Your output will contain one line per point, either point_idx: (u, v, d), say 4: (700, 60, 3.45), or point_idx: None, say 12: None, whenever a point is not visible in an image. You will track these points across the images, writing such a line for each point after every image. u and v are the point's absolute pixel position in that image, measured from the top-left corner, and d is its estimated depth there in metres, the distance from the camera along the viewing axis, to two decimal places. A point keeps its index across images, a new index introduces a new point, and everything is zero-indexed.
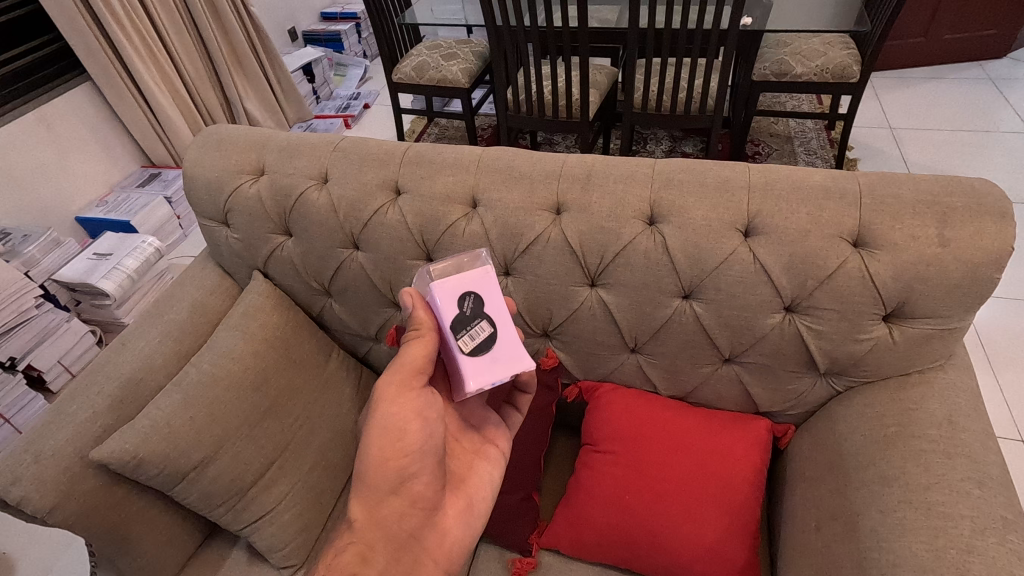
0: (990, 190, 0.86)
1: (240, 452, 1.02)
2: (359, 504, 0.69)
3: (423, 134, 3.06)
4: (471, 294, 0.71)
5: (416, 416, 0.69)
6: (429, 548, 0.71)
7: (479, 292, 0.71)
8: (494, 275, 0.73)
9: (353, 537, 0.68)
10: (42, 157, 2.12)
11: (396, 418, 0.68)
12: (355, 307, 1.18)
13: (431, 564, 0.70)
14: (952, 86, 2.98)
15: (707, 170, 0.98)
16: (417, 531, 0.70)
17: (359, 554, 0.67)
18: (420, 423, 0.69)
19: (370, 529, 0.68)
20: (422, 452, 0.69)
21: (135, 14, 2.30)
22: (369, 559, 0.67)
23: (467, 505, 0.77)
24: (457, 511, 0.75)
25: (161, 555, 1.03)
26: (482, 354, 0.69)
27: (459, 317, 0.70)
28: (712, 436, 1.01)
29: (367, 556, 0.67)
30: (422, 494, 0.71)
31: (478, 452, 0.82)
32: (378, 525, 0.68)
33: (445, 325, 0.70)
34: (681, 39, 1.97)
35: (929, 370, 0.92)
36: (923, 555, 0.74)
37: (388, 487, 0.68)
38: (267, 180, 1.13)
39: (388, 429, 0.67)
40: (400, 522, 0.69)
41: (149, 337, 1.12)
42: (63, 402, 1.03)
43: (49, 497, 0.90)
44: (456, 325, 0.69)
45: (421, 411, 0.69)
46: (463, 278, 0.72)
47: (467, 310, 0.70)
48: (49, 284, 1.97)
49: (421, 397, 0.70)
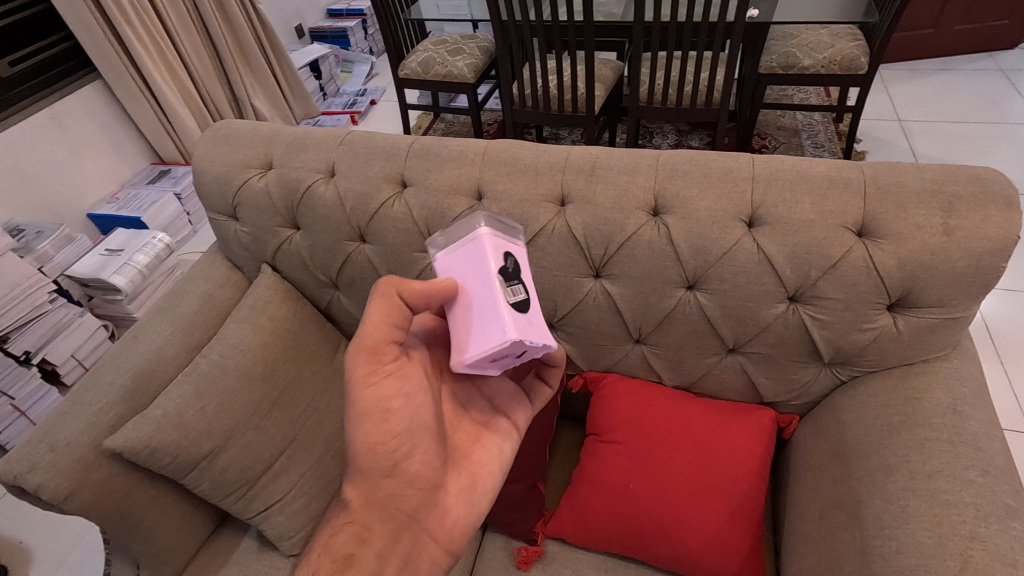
0: (996, 179, 0.86)
1: (249, 441, 1.03)
2: (355, 489, 0.72)
3: (430, 130, 3.07)
4: (514, 256, 0.70)
5: (395, 395, 0.68)
6: (429, 528, 0.72)
7: (519, 258, 0.71)
8: (527, 252, 0.74)
9: (350, 517, 0.71)
10: (54, 154, 2.15)
11: (374, 398, 0.67)
12: (362, 300, 1.20)
13: (432, 544, 0.72)
14: (963, 77, 2.95)
15: (711, 161, 0.98)
16: (414, 512, 0.72)
17: (357, 534, 0.70)
18: (401, 402, 0.68)
19: (367, 509, 0.71)
20: (406, 432, 0.69)
21: (144, 12, 2.32)
22: (367, 540, 0.70)
23: (472, 483, 0.76)
24: (459, 489, 0.75)
25: (173, 542, 1.05)
26: (520, 312, 0.65)
27: (503, 271, 0.67)
28: (716, 425, 1.02)
29: (364, 537, 0.70)
30: (416, 475, 0.71)
31: (487, 425, 0.81)
32: (374, 506, 0.71)
33: (491, 271, 0.67)
34: (686, 32, 1.95)
35: (934, 359, 0.92)
36: (926, 542, 0.74)
37: (379, 471, 0.70)
38: (275, 174, 1.14)
39: (368, 411, 0.67)
40: (396, 504, 0.71)
41: (160, 328, 1.14)
42: (77, 393, 1.05)
43: (65, 485, 0.92)
44: (504, 275, 0.67)
45: (398, 390, 0.68)
46: (505, 241, 0.71)
47: (510, 267, 0.68)
48: (62, 280, 2.00)
49: (393, 372, 0.68)
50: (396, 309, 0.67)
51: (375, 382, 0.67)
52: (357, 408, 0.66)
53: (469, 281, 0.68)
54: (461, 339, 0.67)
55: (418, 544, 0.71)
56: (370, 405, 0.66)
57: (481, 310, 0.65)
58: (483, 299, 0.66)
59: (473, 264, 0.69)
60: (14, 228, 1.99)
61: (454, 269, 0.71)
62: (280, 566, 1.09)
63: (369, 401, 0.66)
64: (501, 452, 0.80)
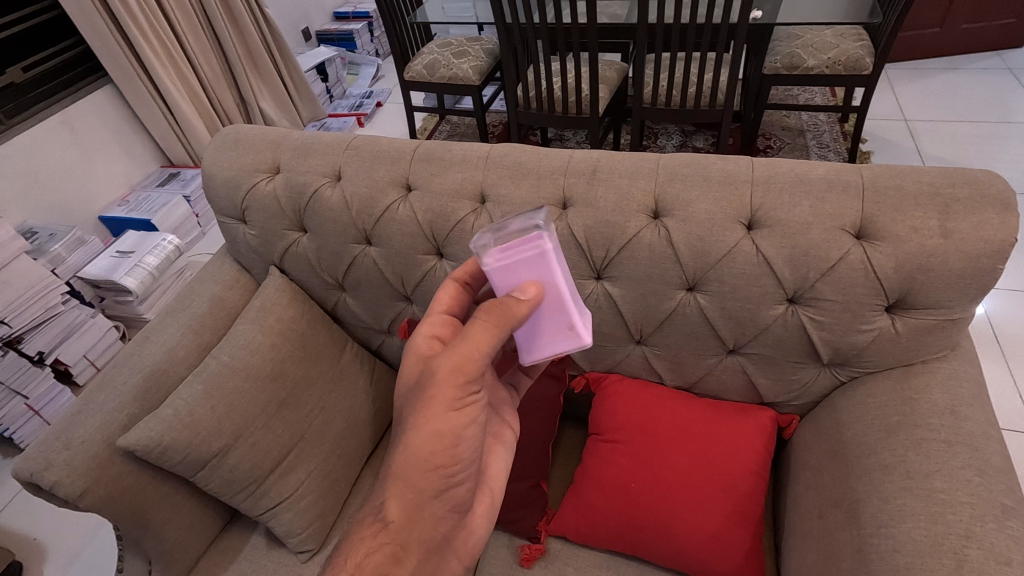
0: (993, 181, 0.87)
1: (258, 440, 1.06)
2: (395, 503, 0.67)
3: (435, 131, 3.10)
4: None
5: (470, 423, 0.68)
6: (456, 547, 0.72)
7: None
8: None
9: (387, 536, 0.66)
10: (67, 158, 2.19)
11: (451, 424, 0.67)
12: (368, 301, 1.22)
13: (455, 561, 0.71)
14: (970, 76, 2.94)
15: (711, 164, 0.99)
16: (447, 533, 0.70)
17: (392, 554, 0.65)
18: (472, 430, 0.69)
19: (405, 529, 0.66)
20: (466, 458, 0.69)
21: (154, 17, 2.36)
22: (401, 560, 0.65)
23: (492, 501, 0.78)
24: (483, 508, 0.76)
25: (184, 538, 1.08)
26: None
27: None
28: (718, 427, 1.03)
29: (399, 556, 0.65)
30: (460, 496, 0.71)
31: (498, 436, 0.83)
32: (414, 525, 0.67)
33: None
34: (690, 33, 1.96)
35: (932, 360, 0.93)
36: (921, 540, 0.75)
37: (429, 490, 0.67)
38: (283, 179, 1.17)
39: (442, 435, 0.66)
40: (434, 524, 0.68)
41: (171, 330, 1.17)
42: (90, 393, 1.07)
43: (79, 482, 0.94)
44: None
45: (473, 419, 0.69)
46: None
47: None
48: (75, 281, 2.04)
49: (473, 401, 0.68)
50: (496, 330, 0.65)
51: (458, 408, 0.67)
52: (431, 429, 0.66)
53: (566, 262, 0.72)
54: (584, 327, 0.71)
55: (446, 563, 0.70)
56: (445, 429, 0.66)
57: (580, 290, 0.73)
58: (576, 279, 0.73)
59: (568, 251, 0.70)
60: (28, 231, 2.03)
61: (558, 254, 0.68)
62: (289, 562, 1.11)
63: (447, 424, 0.67)
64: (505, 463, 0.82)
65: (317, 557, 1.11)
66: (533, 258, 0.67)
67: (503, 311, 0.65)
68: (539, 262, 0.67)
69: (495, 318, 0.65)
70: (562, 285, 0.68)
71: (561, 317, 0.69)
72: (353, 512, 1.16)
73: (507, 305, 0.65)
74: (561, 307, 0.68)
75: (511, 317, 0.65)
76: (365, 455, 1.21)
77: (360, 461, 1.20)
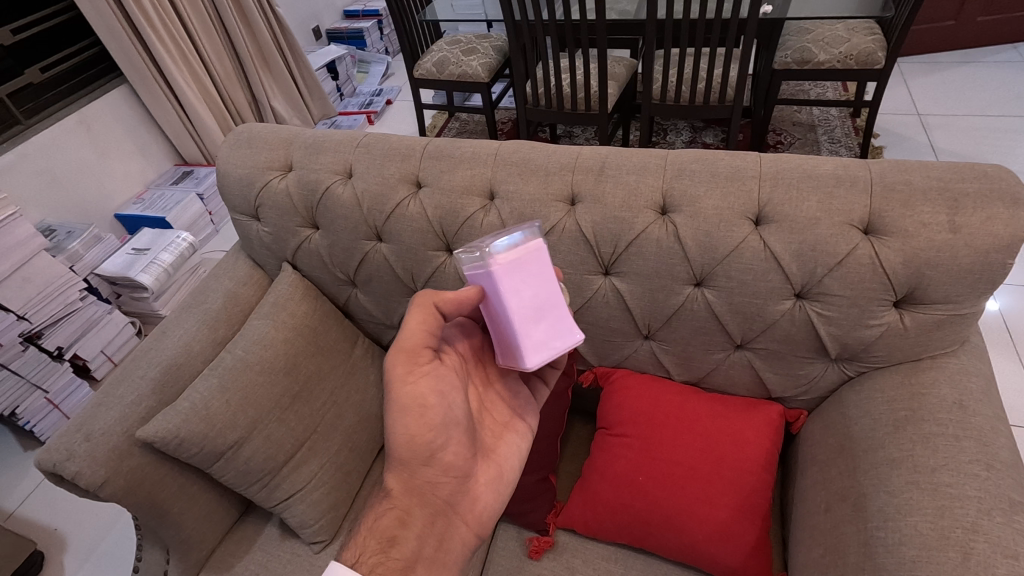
0: (1003, 177, 0.87)
1: (272, 433, 1.08)
2: (394, 475, 0.76)
3: (444, 129, 3.12)
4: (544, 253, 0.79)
5: (432, 392, 0.74)
6: (460, 512, 0.78)
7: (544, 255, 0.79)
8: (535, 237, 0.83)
9: (392, 503, 0.75)
10: (84, 156, 2.23)
11: (413, 395, 0.73)
12: (379, 297, 1.24)
13: (463, 527, 0.78)
14: (985, 70, 2.89)
15: (719, 161, 1.00)
16: (450, 498, 0.77)
17: (398, 518, 0.74)
18: (437, 398, 0.74)
19: (408, 496, 0.75)
20: (442, 425, 0.75)
21: (167, 17, 2.38)
22: (407, 523, 0.74)
23: (497, 474, 0.82)
24: (488, 479, 0.82)
25: (201, 528, 1.10)
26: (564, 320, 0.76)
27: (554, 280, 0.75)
28: (723, 419, 1.04)
29: (405, 520, 0.74)
30: (451, 462, 0.77)
31: (507, 425, 0.87)
32: (414, 492, 0.75)
33: (555, 284, 0.73)
34: (699, 29, 1.95)
35: (941, 355, 0.93)
36: (928, 533, 0.76)
37: (417, 460, 0.75)
38: (295, 176, 1.19)
39: (408, 407, 0.73)
40: (433, 489, 0.76)
41: (187, 325, 1.19)
42: (110, 386, 1.10)
43: (100, 473, 0.97)
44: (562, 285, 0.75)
45: (435, 387, 0.74)
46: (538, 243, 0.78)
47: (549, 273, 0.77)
48: (92, 277, 2.08)
49: (430, 371, 0.74)
50: (428, 309, 0.74)
51: (416, 379, 0.73)
52: (397, 403, 0.73)
53: (538, 285, 0.72)
54: (538, 346, 0.72)
55: (451, 527, 0.77)
56: (412, 401, 0.73)
57: (553, 313, 0.72)
58: (547, 297, 0.72)
59: (526, 272, 0.71)
60: (47, 228, 2.07)
61: (512, 278, 0.70)
62: (301, 553, 1.13)
63: (410, 397, 0.73)
64: (520, 449, 0.87)
65: (329, 548, 1.13)
66: (480, 283, 0.71)
67: (435, 301, 0.75)
68: (490, 289, 0.70)
69: (429, 300, 0.75)
70: (507, 312, 0.70)
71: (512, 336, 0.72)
72: (364, 503, 1.18)
73: (441, 303, 0.74)
74: (510, 328, 0.71)
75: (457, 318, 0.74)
76: (376, 448, 1.23)
77: (370, 454, 1.22)
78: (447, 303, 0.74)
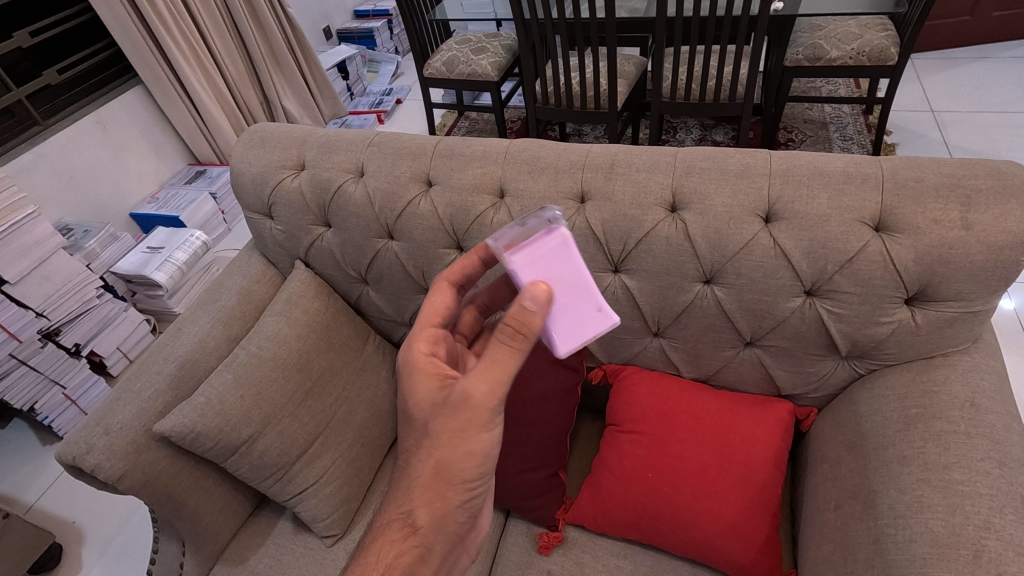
0: (1017, 172, 0.86)
1: (284, 429, 1.09)
2: (424, 509, 0.68)
3: (454, 128, 3.14)
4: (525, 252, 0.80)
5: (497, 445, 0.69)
6: (467, 546, 0.75)
7: None
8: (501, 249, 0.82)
9: (415, 539, 0.68)
10: (100, 156, 2.26)
11: (482, 445, 0.67)
12: (390, 295, 1.25)
13: (466, 556, 0.75)
14: (1002, 65, 2.85)
15: (730, 158, 1.00)
16: (465, 534, 0.73)
17: (418, 556, 0.67)
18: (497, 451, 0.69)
19: (433, 533, 0.68)
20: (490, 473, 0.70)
21: (180, 17, 2.41)
22: (426, 560, 0.68)
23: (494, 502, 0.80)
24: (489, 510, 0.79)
25: (216, 521, 1.12)
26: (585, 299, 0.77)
27: None
28: (735, 419, 1.04)
29: (425, 556, 0.68)
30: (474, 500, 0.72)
31: None
32: (439, 531, 0.69)
33: None
34: (710, 27, 1.93)
35: (953, 352, 0.93)
36: (938, 530, 0.76)
37: (455, 497, 0.68)
38: (308, 175, 1.20)
39: (472, 453, 0.67)
40: (456, 527, 0.70)
41: (202, 321, 1.21)
42: (127, 381, 1.12)
43: (118, 465, 0.99)
44: None
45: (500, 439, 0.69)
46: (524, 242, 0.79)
47: None
48: (108, 276, 2.11)
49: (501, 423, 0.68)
50: (520, 353, 0.64)
51: (490, 430, 0.67)
52: (465, 450, 0.67)
53: None
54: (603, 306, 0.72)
55: (459, 559, 0.73)
56: (477, 447, 0.67)
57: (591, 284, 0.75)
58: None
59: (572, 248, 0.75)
60: (64, 227, 2.10)
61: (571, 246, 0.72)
62: (314, 547, 1.14)
63: (478, 445, 0.67)
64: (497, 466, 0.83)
65: (340, 543, 1.14)
66: (558, 253, 0.70)
67: (523, 330, 0.62)
68: (559, 252, 0.70)
69: (513, 328, 0.62)
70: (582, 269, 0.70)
71: (586, 302, 0.70)
72: (375, 498, 1.19)
73: (532, 328, 0.62)
74: (585, 288, 0.70)
75: (529, 323, 0.62)
76: (387, 444, 1.25)
77: (382, 449, 1.23)
78: (535, 311, 0.63)
